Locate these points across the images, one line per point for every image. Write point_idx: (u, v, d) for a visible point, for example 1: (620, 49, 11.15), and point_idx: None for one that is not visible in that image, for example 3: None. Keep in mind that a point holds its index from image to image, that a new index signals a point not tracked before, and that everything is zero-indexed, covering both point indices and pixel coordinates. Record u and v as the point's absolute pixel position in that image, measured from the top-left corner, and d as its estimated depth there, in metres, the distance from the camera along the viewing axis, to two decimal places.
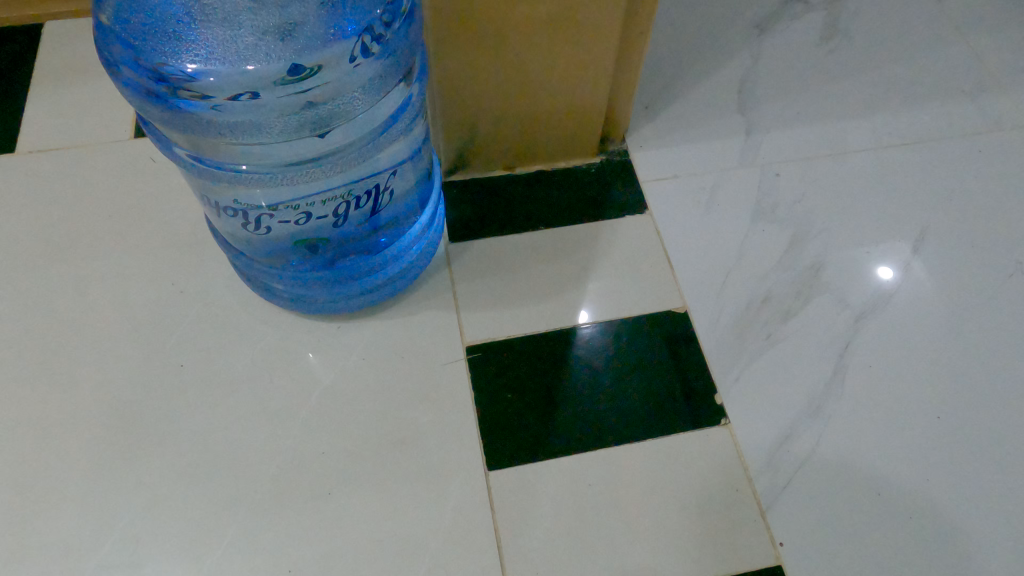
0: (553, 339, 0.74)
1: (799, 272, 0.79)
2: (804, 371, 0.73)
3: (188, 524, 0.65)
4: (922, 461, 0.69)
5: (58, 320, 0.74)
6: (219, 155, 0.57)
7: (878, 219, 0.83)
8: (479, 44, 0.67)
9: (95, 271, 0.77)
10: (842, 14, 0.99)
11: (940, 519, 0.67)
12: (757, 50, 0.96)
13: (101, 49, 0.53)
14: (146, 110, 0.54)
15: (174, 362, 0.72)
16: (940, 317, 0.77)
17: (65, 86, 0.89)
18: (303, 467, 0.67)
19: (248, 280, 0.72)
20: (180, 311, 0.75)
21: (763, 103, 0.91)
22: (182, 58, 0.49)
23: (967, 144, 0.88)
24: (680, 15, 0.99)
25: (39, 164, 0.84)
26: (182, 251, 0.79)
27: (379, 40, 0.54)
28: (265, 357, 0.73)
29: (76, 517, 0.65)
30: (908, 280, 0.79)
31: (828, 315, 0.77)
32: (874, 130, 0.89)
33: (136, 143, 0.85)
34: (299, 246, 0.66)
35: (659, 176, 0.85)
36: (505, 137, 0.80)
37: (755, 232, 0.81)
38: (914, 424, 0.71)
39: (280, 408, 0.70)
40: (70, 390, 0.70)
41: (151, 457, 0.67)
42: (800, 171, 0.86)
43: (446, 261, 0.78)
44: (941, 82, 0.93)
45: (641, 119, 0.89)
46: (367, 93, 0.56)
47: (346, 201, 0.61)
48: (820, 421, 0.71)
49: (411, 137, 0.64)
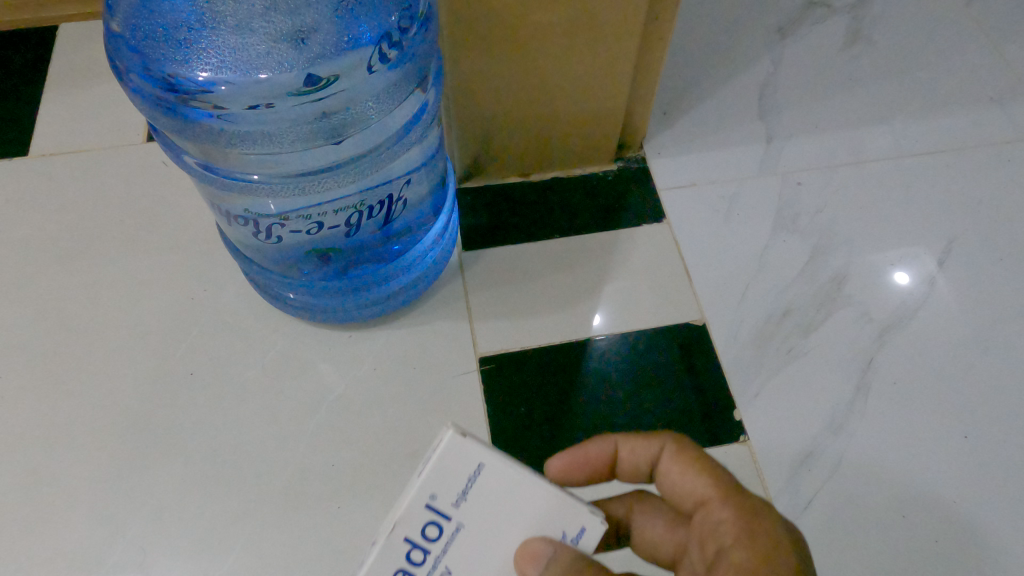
0: (567, 350, 0.73)
1: (820, 284, 0.77)
2: (825, 387, 0.71)
3: (197, 535, 0.64)
4: (947, 482, 0.67)
5: (69, 325, 0.74)
6: (229, 165, 0.56)
7: (902, 230, 0.81)
8: (497, 48, 0.65)
9: (106, 277, 0.77)
10: (866, 17, 0.97)
11: (967, 543, 0.65)
12: (779, 55, 0.94)
13: (111, 56, 0.52)
14: (157, 119, 0.53)
15: (186, 370, 0.71)
16: (967, 331, 0.74)
17: (78, 90, 0.88)
18: (314, 479, 0.66)
19: (259, 288, 0.71)
20: (190, 318, 0.74)
21: (785, 109, 0.89)
22: (194, 67, 0.48)
23: (994, 153, 0.85)
24: (700, 18, 0.97)
25: (51, 166, 0.83)
26: (194, 256, 0.78)
27: (397, 47, 0.52)
28: (276, 365, 0.72)
29: (84, 526, 0.64)
30: (933, 293, 0.77)
31: (850, 328, 0.75)
32: (898, 139, 0.87)
33: (148, 147, 0.85)
34: (309, 255, 0.64)
35: (678, 184, 0.83)
36: (521, 142, 0.78)
37: (775, 242, 0.80)
38: (940, 443, 0.69)
39: (291, 418, 0.69)
40: (81, 397, 0.70)
41: (160, 466, 0.67)
42: (822, 179, 0.84)
43: (459, 269, 0.77)
44: (969, 89, 0.90)
45: (659, 124, 0.87)
46: (382, 101, 0.55)
47: (358, 210, 0.60)
48: (842, 439, 0.69)
49: (425, 145, 0.62)
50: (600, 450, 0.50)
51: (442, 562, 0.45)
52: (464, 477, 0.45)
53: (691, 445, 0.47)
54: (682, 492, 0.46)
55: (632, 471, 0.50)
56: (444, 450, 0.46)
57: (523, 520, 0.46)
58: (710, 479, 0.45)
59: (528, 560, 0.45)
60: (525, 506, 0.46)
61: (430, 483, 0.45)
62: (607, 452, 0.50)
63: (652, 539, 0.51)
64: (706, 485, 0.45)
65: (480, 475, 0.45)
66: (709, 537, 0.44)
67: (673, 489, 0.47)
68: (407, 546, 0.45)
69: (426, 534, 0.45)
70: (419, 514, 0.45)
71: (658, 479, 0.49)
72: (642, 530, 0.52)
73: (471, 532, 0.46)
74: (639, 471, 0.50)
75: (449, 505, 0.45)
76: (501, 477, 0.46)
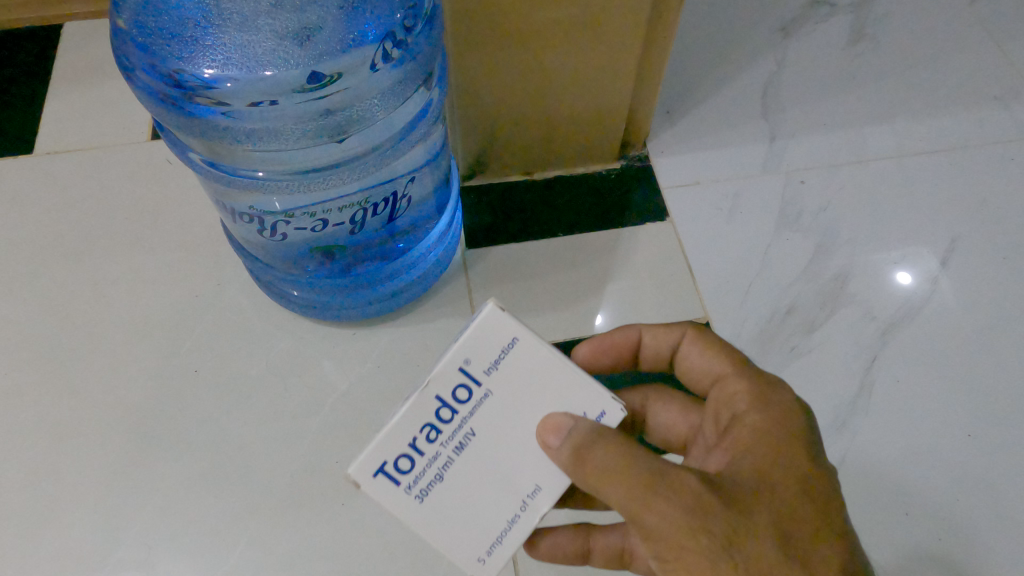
0: (571, 347, 0.73)
1: (823, 282, 0.77)
2: (828, 385, 0.72)
3: (201, 531, 0.64)
4: (950, 480, 0.67)
5: (74, 323, 0.74)
6: (235, 163, 0.56)
7: (905, 228, 0.81)
8: (502, 46, 0.65)
9: (111, 274, 0.77)
10: (870, 16, 0.97)
11: (969, 541, 0.65)
12: (782, 53, 0.94)
13: (118, 53, 0.52)
14: (163, 116, 0.53)
15: (190, 367, 0.72)
16: (970, 330, 0.75)
17: (81, 88, 0.89)
18: (318, 476, 0.66)
19: (264, 285, 0.71)
20: (195, 314, 0.74)
21: (788, 108, 0.89)
22: (200, 64, 0.49)
23: (998, 152, 0.85)
24: (703, 16, 0.97)
25: (56, 165, 0.84)
26: (198, 254, 0.78)
27: (401, 46, 0.53)
28: (281, 363, 0.72)
29: (89, 522, 0.64)
30: (935, 291, 0.77)
31: (854, 326, 0.75)
32: (901, 137, 0.87)
33: (153, 145, 0.85)
34: (314, 253, 0.65)
35: (682, 182, 0.83)
36: (525, 140, 0.79)
37: (778, 241, 0.80)
38: (943, 440, 0.69)
39: (295, 415, 0.69)
40: (86, 393, 0.70)
41: (165, 462, 0.67)
42: (825, 178, 0.84)
43: (463, 267, 0.77)
44: (973, 88, 0.90)
45: (662, 123, 0.87)
46: (386, 99, 0.55)
47: (363, 207, 0.60)
48: (845, 436, 0.69)
49: (429, 143, 0.63)
50: (627, 337, 0.56)
51: (469, 426, 0.43)
52: (499, 345, 0.43)
53: (712, 335, 0.53)
54: (701, 372, 0.52)
55: (654, 356, 0.57)
56: (480, 324, 0.43)
57: (553, 395, 0.44)
58: (729, 359, 0.50)
59: (551, 431, 0.42)
60: (557, 385, 0.44)
61: (467, 345, 0.43)
62: (633, 340, 0.56)
63: (664, 425, 0.57)
64: (724, 364, 0.51)
65: (513, 350, 0.43)
66: (724, 407, 0.49)
67: (693, 370, 0.53)
68: (434, 405, 0.43)
69: (455, 398, 0.43)
70: (451, 375, 0.43)
71: (678, 363, 0.55)
72: (654, 418, 0.58)
73: (499, 404, 0.43)
74: (661, 356, 0.56)
75: (481, 371, 0.43)
76: (534, 354, 0.43)
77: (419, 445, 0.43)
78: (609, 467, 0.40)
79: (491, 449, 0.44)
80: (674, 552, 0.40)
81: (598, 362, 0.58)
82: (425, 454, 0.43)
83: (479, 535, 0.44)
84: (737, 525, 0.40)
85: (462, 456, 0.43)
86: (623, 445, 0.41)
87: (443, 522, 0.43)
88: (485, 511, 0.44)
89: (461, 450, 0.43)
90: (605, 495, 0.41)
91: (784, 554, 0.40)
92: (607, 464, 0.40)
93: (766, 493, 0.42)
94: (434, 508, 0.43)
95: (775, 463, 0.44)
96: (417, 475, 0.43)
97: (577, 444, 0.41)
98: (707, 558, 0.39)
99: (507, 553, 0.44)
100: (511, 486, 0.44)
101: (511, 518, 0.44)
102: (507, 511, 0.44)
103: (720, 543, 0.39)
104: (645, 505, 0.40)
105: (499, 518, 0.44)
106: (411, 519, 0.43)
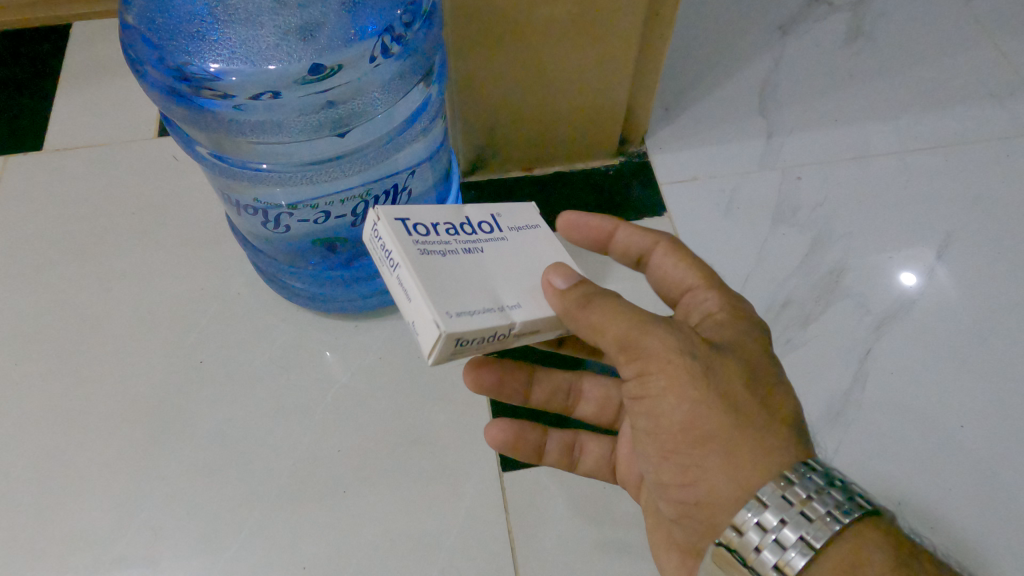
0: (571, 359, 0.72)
1: (820, 276, 0.78)
2: (823, 377, 0.72)
3: (204, 520, 0.65)
4: (944, 470, 0.68)
5: (81, 316, 0.76)
6: (241, 155, 0.57)
7: (901, 225, 0.82)
8: (499, 45, 0.67)
9: (118, 268, 0.78)
10: (867, 16, 0.98)
11: (965, 530, 0.65)
12: (780, 51, 0.95)
13: (127, 50, 0.54)
14: (170, 110, 0.54)
15: (196, 358, 0.73)
16: (963, 324, 0.75)
17: (89, 86, 0.90)
18: (320, 465, 0.68)
19: (270, 279, 0.73)
20: (201, 308, 0.76)
21: (785, 104, 0.90)
22: (205, 58, 0.50)
23: (993, 148, 0.86)
24: (701, 15, 0.98)
25: (65, 161, 0.85)
26: (204, 248, 0.80)
27: (400, 41, 0.54)
28: (284, 354, 0.73)
29: (94, 511, 0.66)
30: (929, 286, 0.78)
31: (848, 320, 0.76)
32: (897, 134, 0.88)
33: (160, 142, 0.87)
34: (317, 245, 0.66)
35: (680, 178, 0.84)
36: (524, 137, 0.80)
37: (775, 236, 0.81)
38: (937, 432, 0.70)
39: (297, 406, 0.70)
40: (94, 384, 0.72)
41: (170, 452, 0.68)
42: (821, 174, 0.85)
43: None
44: (968, 85, 0.91)
45: (660, 119, 0.89)
46: (388, 93, 0.56)
47: (365, 201, 0.61)
48: (839, 428, 0.70)
49: (430, 138, 0.64)
50: (601, 226, 0.57)
51: (484, 244, 0.46)
52: (523, 221, 0.51)
53: (682, 244, 0.54)
54: (672, 280, 0.54)
55: (621, 252, 0.57)
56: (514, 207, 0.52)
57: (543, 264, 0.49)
58: (701, 274, 0.52)
59: (559, 274, 0.44)
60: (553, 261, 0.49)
61: (500, 207, 0.51)
62: (608, 230, 0.57)
63: None
64: (689, 275, 0.53)
65: (535, 230, 0.51)
66: (694, 311, 0.51)
67: (659, 274, 0.55)
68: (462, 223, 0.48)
69: (479, 226, 0.48)
70: (484, 214, 0.49)
71: (644, 264, 0.56)
72: None
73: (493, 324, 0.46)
74: (627, 256, 0.57)
75: (507, 225, 0.49)
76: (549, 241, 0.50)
77: (439, 229, 0.45)
78: (608, 308, 0.44)
79: (494, 267, 0.45)
80: (658, 367, 0.43)
81: (570, 238, 0.59)
82: (439, 235, 0.45)
83: (457, 299, 0.41)
84: (711, 357, 0.44)
85: (468, 255, 0.45)
86: (619, 295, 0.45)
87: (433, 272, 0.41)
88: (468, 292, 0.42)
89: (470, 251, 0.45)
90: (599, 333, 0.44)
91: (750, 391, 0.44)
92: (609, 304, 0.44)
93: (734, 347, 0.46)
94: (430, 265, 0.42)
95: (745, 330, 0.48)
96: (429, 239, 0.44)
97: (588, 289, 0.43)
98: (687, 375, 0.43)
99: (471, 327, 0.40)
100: (493, 292, 0.43)
101: (486, 309, 0.42)
102: (484, 301, 0.42)
103: (699, 366, 0.43)
104: (639, 331, 0.43)
105: (478, 301, 0.42)
106: (405, 254, 0.41)
